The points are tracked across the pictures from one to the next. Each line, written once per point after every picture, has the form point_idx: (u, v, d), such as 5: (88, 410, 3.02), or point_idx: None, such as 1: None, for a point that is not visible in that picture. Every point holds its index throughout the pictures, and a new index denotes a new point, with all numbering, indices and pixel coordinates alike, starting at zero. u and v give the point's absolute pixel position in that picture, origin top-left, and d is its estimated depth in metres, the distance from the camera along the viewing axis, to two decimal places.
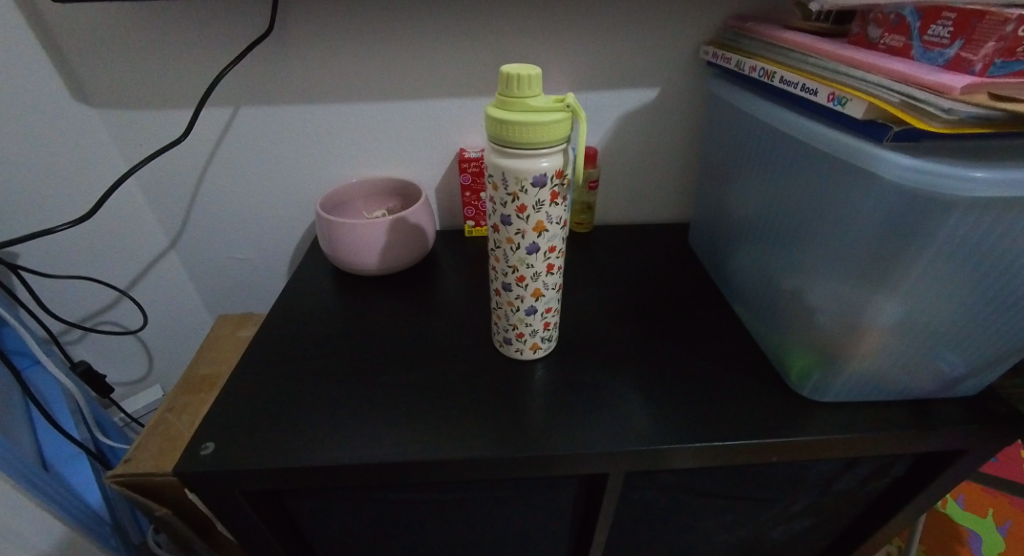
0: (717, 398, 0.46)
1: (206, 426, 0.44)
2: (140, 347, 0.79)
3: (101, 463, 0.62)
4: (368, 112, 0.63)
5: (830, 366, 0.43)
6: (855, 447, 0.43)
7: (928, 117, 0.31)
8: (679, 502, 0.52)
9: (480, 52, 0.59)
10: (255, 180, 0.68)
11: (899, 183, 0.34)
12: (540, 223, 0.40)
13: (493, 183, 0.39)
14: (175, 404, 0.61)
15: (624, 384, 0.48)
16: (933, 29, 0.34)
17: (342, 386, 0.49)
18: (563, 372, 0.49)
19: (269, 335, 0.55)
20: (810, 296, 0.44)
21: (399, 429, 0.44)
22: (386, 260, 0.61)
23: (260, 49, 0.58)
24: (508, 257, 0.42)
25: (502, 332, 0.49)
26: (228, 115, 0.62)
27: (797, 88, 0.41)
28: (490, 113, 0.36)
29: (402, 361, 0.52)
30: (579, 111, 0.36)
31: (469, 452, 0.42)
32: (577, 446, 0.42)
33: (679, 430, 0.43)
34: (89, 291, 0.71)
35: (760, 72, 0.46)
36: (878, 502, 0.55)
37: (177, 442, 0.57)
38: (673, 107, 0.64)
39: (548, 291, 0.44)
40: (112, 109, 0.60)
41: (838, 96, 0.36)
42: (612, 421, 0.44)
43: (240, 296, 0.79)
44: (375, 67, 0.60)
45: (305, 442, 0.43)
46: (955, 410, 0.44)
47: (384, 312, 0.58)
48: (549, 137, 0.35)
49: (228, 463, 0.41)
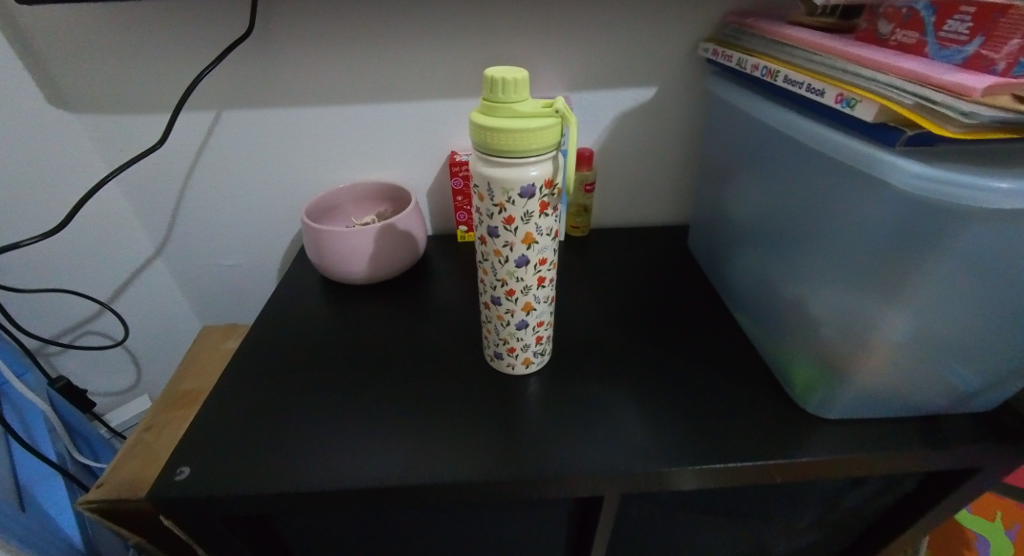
0: (719, 413, 0.43)
1: (181, 449, 0.42)
2: (128, 358, 0.77)
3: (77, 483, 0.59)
4: (354, 114, 0.61)
5: (838, 381, 0.40)
6: (865, 466, 0.41)
7: (944, 122, 0.28)
8: (678, 518, 0.50)
9: (470, 50, 0.57)
10: (241, 184, 0.65)
11: (910, 191, 0.32)
12: (529, 234, 0.38)
13: (479, 194, 0.37)
14: (153, 423, 0.58)
15: (621, 399, 0.45)
16: (950, 23, 0.32)
17: (327, 402, 0.47)
18: (556, 386, 0.47)
19: (252, 348, 0.53)
20: (815, 307, 0.41)
21: (383, 449, 0.42)
22: (375, 267, 0.59)
23: (239, 50, 0.55)
24: (496, 270, 0.40)
25: (493, 346, 0.47)
26: (211, 119, 0.60)
27: (802, 88, 0.38)
28: (474, 120, 0.34)
29: (388, 375, 0.49)
30: (568, 115, 0.34)
31: (457, 476, 0.39)
32: (570, 468, 0.40)
33: (679, 449, 0.41)
34: (69, 303, 0.69)
35: (762, 71, 0.43)
36: (887, 517, 0.52)
37: (156, 463, 0.54)
38: (671, 106, 0.62)
39: (540, 304, 0.42)
40: (92, 114, 0.58)
41: (846, 97, 0.34)
42: (606, 439, 0.42)
43: (228, 304, 0.77)
44: (361, 68, 0.57)
45: (283, 466, 0.41)
46: (967, 426, 0.42)
47: (371, 322, 0.56)
48: (537, 145, 0.33)
49: (203, 489, 0.39)
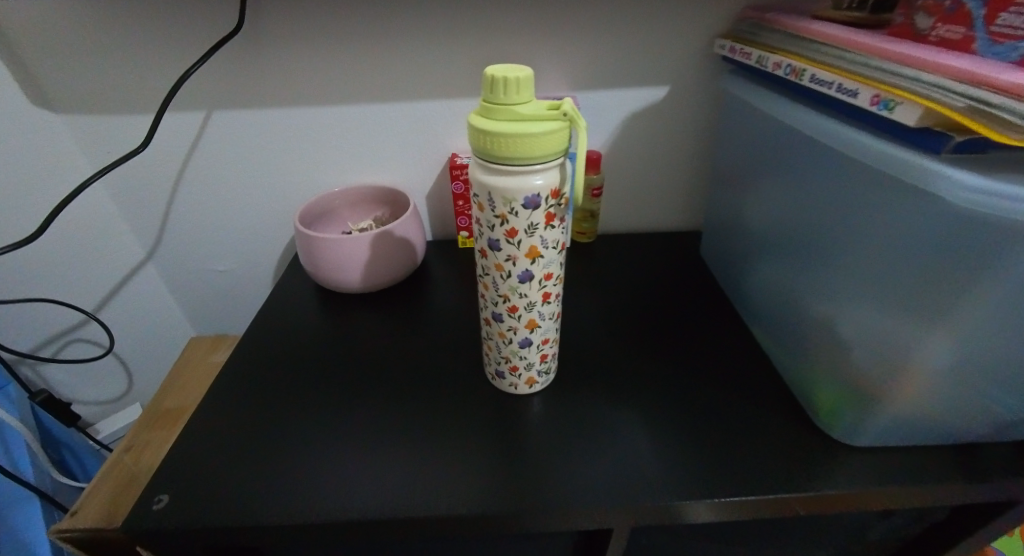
0: (736, 439, 0.40)
1: (160, 474, 0.40)
2: (117, 367, 0.75)
3: (54, 503, 0.57)
4: (349, 115, 0.58)
5: (868, 407, 0.37)
6: (898, 500, 0.37)
7: (1003, 128, 0.25)
8: (690, 547, 0.47)
9: (472, 48, 0.54)
10: (233, 187, 0.63)
11: (958, 205, 0.28)
12: (534, 248, 0.35)
13: (479, 204, 0.34)
14: (133, 443, 0.56)
15: (632, 421, 0.42)
16: (1004, 17, 0.29)
17: (317, 422, 0.44)
18: (562, 407, 0.44)
19: (241, 362, 0.50)
20: (843, 327, 0.38)
21: (375, 477, 0.39)
22: (371, 276, 0.56)
23: (227, 47, 0.53)
24: (498, 285, 0.37)
25: (494, 364, 0.44)
26: (200, 119, 0.57)
27: (831, 89, 0.35)
28: (473, 123, 0.31)
29: (383, 393, 0.46)
30: (577, 118, 0.31)
31: (455, 508, 0.36)
32: (577, 499, 0.37)
33: (695, 479, 0.38)
34: (50, 313, 0.65)
35: (785, 69, 0.40)
36: (913, 547, 0.49)
37: (133, 488, 0.51)
38: (684, 106, 0.58)
39: (544, 321, 0.39)
40: (75, 114, 0.56)
41: (884, 99, 0.30)
42: (616, 467, 0.39)
43: (221, 311, 0.74)
44: (356, 66, 0.54)
45: (268, 496, 0.38)
46: (1008, 456, 0.38)
47: (366, 334, 0.53)
48: (542, 152, 0.30)
49: (181, 520, 0.36)
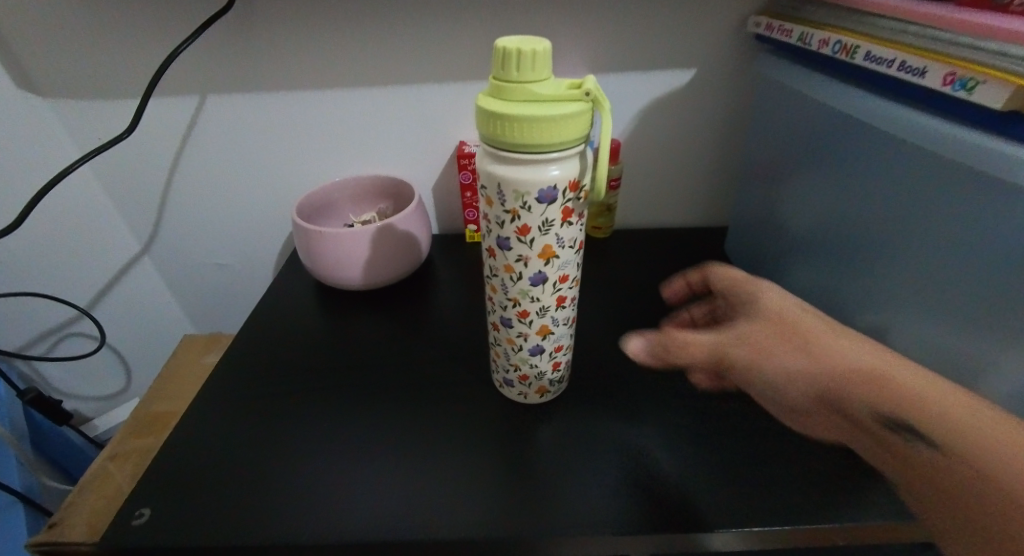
0: (767, 461, 0.37)
1: (140, 486, 0.37)
2: (116, 361, 0.72)
3: (36, 508, 0.56)
4: (352, 100, 0.54)
5: None
6: None
7: None
8: None
9: (483, 27, 0.50)
10: (230, 178, 0.60)
11: None
12: (548, 248, 0.31)
13: (488, 198, 0.30)
14: (118, 451, 0.53)
15: (652, 437, 0.39)
16: None
17: (313, 431, 0.41)
18: (577, 419, 0.41)
19: (235, 364, 0.47)
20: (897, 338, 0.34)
21: (371, 495, 0.35)
22: (372, 274, 0.53)
23: (220, 24, 0.49)
24: (507, 288, 0.33)
25: (502, 371, 0.40)
26: (195, 104, 0.54)
27: (891, 67, 0.31)
28: (482, 104, 0.27)
29: (383, 401, 0.43)
30: (601, 99, 0.27)
31: (457, 532, 0.33)
32: (592, 525, 0.33)
33: (723, 504, 0.34)
34: (41, 308, 0.64)
35: (834, 47, 0.35)
36: None
37: (115, 499, 0.48)
38: (712, 92, 0.54)
39: (558, 328, 0.36)
40: (62, 98, 0.53)
41: (960, 77, 0.26)
42: (635, 488, 0.35)
43: (220, 307, 0.72)
44: (359, 47, 0.51)
45: (255, 513, 0.35)
46: None
47: (367, 336, 0.50)
48: (560, 139, 0.26)
49: (160, 538, 0.33)
